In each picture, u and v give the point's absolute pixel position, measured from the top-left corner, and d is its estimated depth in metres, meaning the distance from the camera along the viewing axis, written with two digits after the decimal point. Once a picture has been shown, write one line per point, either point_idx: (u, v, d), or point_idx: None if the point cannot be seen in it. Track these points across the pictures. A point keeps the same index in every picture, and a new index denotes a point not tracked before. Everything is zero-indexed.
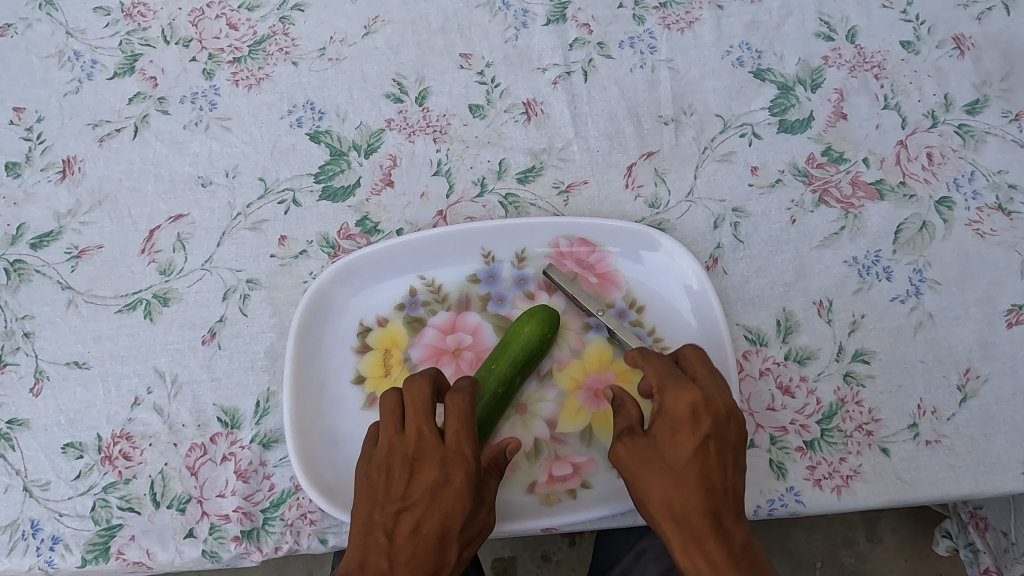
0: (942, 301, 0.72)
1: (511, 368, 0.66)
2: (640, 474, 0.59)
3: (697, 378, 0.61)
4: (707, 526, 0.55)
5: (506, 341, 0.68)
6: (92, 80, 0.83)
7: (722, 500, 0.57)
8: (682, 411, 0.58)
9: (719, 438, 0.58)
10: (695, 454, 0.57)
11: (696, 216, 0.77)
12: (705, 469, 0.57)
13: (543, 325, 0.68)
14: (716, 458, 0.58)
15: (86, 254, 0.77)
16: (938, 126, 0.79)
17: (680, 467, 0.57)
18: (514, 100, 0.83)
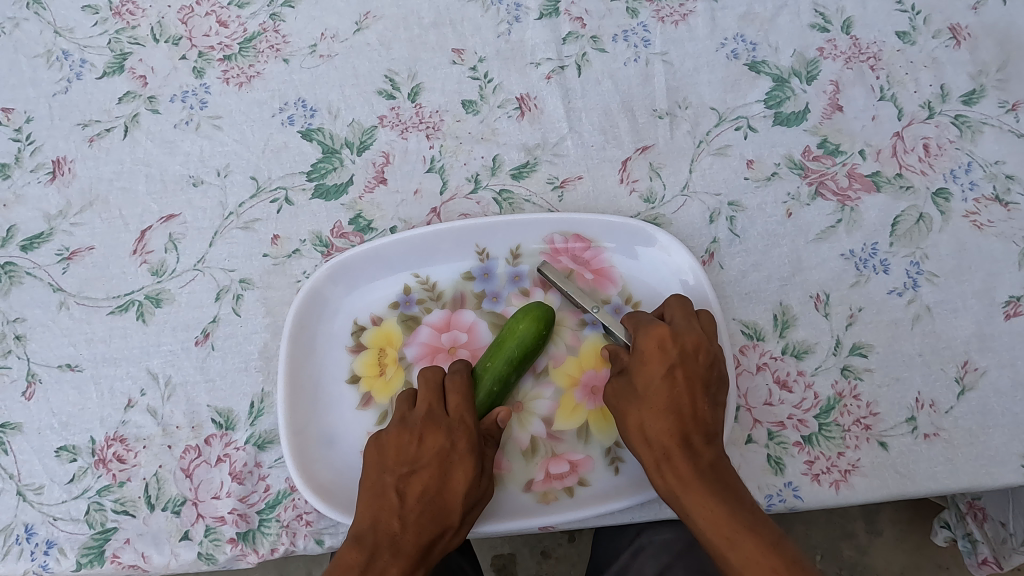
0: (940, 294, 0.72)
1: (508, 366, 0.66)
2: (616, 397, 0.65)
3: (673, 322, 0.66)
4: (677, 448, 0.61)
5: (501, 339, 0.67)
6: (81, 80, 0.82)
7: (693, 426, 0.62)
8: (656, 352, 0.64)
9: (692, 368, 0.63)
10: (666, 382, 0.63)
11: (691, 210, 0.77)
12: (675, 393, 0.63)
13: (539, 322, 0.67)
14: (688, 384, 0.63)
15: (77, 256, 0.76)
16: (934, 117, 0.78)
17: (650, 390, 0.63)
18: (508, 95, 0.82)
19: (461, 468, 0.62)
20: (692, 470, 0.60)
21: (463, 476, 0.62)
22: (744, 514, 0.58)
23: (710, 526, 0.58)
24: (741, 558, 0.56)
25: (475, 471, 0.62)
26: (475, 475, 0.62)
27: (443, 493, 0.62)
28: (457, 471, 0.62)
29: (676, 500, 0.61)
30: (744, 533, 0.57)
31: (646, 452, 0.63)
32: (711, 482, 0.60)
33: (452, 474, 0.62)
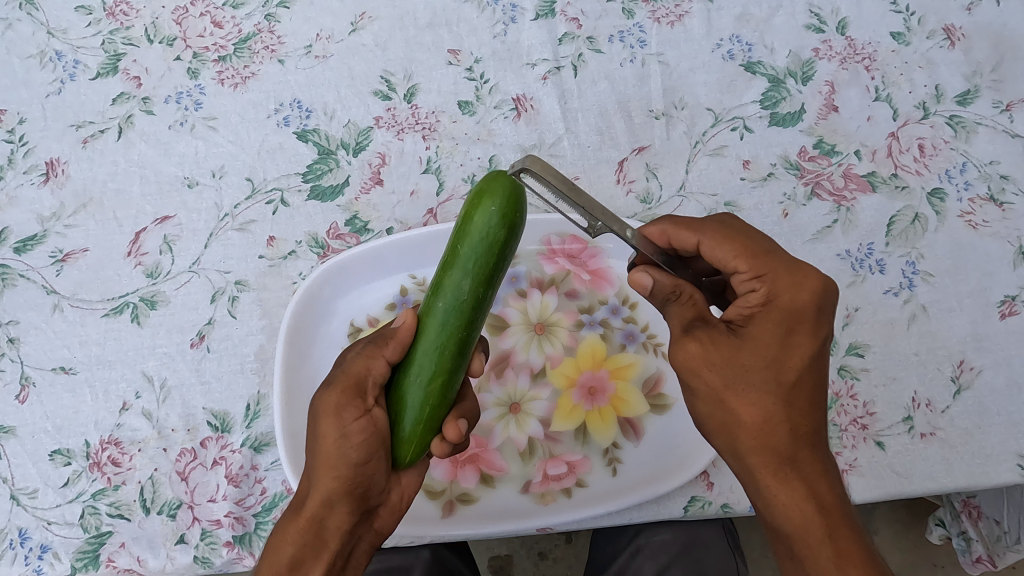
0: (935, 294, 0.72)
1: (468, 275, 0.54)
2: (724, 399, 0.53)
3: (745, 265, 0.54)
4: (786, 462, 0.52)
5: (459, 236, 0.55)
6: (74, 81, 0.82)
7: (807, 434, 0.52)
8: (766, 322, 0.52)
9: (809, 345, 0.52)
10: (787, 372, 0.51)
11: (688, 210, 0.78)
12: (796, 386, 0.52)
13: (493, 214, 0.54)
14: (812, 369, 0.52)
15: (71, 258, 0.76)
16: (929, 117, 0.79)
17: (766, 375, 0.52)
18: (504, 96, 0.82)
19: (326, 429, 0.56)
20: (808, 491, 0.52)
21: (331, 435, 0.55)
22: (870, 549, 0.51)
23: (849, 570, 0.50)
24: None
25: (340, 427, 0.55)
26: (348, 433, 0.55)
27: (315, 464, 0.56)
28: (326, 428, 0.56)
29: (788, 525, 0.52)
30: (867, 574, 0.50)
31: (766, 466, 0.53)
32: (839, 515, 0.51)
33: (320, 438, 0.56)
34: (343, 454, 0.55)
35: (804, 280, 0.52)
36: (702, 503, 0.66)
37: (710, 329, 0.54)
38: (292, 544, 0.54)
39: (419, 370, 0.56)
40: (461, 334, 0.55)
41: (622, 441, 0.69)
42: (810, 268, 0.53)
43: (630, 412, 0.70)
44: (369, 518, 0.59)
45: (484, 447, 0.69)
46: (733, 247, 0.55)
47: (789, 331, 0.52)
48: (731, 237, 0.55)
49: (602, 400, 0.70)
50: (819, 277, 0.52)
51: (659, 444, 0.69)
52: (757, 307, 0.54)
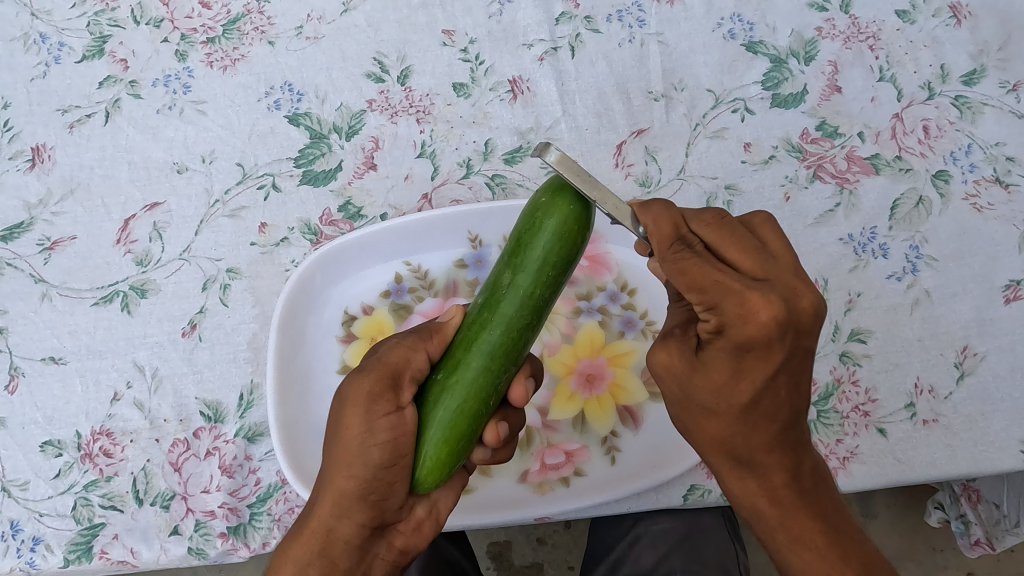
0: (939, 278, 0.71)
1: (529, 280, 0.53)
2: (690, 411, 0.51)
3: (695, 298, 0.46)
4: (744, 465, 0.50)
5: (522, 243, 0.54)
6: (60, 64, 0.80)
7: (766, 443, 0.49)
8: (718, 350, 0.46)
9: (761, 370, 0.45)
10: (740, 394, 0.47)
11: (688, 194, 0.76)
12: (750, 406, 0.47)
13: (555, 222, 0.53)
14: (769, 387, 0.46)
15: (59, 246, 0.74)
16: (934, 98, 0.77)
17: (716, 397, 0.48)
18: (499, 77, 0.80)
19: (351, 421, 0.52)
20: (764, 489, 0.51)
21: (356, 429, 0.52)
22: (832, 536, 0.51)
23: (804, 553, 0.51)
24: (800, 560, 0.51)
25: (368, 421, 0.52)
26: (374, 428, 0.52)
27: (335, 468, 0.52)
28: (352, 422, 0.52)
29: (749, 511, 0.53)
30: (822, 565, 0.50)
31: (725, 466, 0.52)
32: (793, 508, 0.51)
33: (342, 432, 0.53)
34: (367, 453, 0.52)
35: (756, 310, 0.43)
36: (701, 491, 0.66)
37: (683, 341, 0.50)
38: (294, 562, 0.51)
39: (461, 375, 0.54)
40: (512, 343, 0.54)
41: (621, 429, 0.68)
42: (763, 297, 0.43)
43: (629, 400, 0.69)
44: (386, 533, 0.56)
45: None
46: (683, 281, 0.46)
47: (741, 356, 0.45)
48: (685, 268, 0.46)
49: (600, 387, 0.69)
50: (774, 312, 0.43)
51: (658, 431, 0.68)
52: (713, 333, 0.46)
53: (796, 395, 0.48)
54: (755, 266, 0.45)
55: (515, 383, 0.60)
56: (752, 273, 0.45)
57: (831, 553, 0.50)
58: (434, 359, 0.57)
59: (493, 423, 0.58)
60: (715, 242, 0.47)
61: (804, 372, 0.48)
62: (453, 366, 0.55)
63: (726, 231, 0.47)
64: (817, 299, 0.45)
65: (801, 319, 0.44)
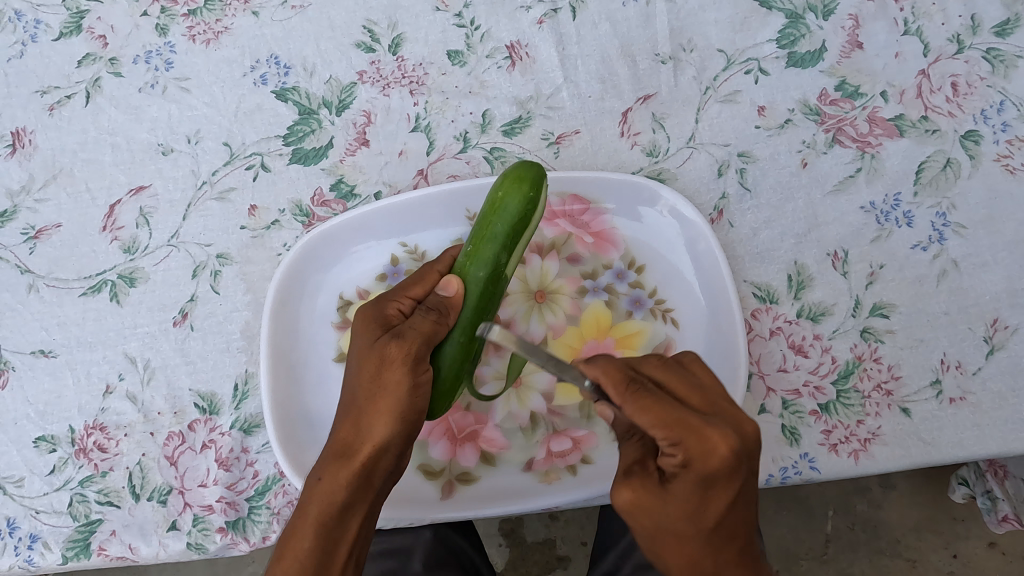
0: (968, 247, 0.66)
1: (493, 251, 0.58)
2: (659, 544, 0.50)
3: (661, 432, 0.46)
4: None
5: (510, 224, 0.58)
6: (36, 42, 0.76)
7: (731, 561, 0.50)
8: (684, 482, 0.47)
9: (725, 495, 0.47)
10: (708, 518, 0.48)
11: (698, 163, 0.72)
12: (716, 529, 0.48)
13: (512, 198, 0.58)
14: (732, 508, 0.48)
15: (44, 234, 0.72)
16: (964, 51, 0.71)
17: (688, 523, 0.48)
18: (496, 43, 0.75)
19: (396, 375, 0.54)
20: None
21: (400, 380, 0.54)
22: None
23: None
24: None
25: (413, 377, 0.54)
26: (418, 381, 0.54)
27: (371, 404, 0.54)
28: (390, 370, 0.54)
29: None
30: None
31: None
32: None
33: (384, 379, 0.54)
34: (411, 401, 0.54)
35: (715, 445, 0.45)
36: None
37: (644, 477, 0.49)
38: (333, 496, 0.52)
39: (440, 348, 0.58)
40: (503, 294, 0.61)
41: None
42: (720, 433, 0.45)
43: None
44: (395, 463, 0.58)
45: (485, 425, 0.65)
46: (648, 416, 0.46)
47: (707, 486, 0.46)
48: (647, 405, 0.47)
49: None
50: (731, 444, 0.45)
51: None
52: (677, 467, 0.47)
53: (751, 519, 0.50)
54: (701, 400, 0.49)
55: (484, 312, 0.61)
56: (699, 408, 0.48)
57: None
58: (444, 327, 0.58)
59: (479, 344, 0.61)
60: (664, 380, 0.50)
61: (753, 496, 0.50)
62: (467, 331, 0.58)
63: (672, 370, 0.50)
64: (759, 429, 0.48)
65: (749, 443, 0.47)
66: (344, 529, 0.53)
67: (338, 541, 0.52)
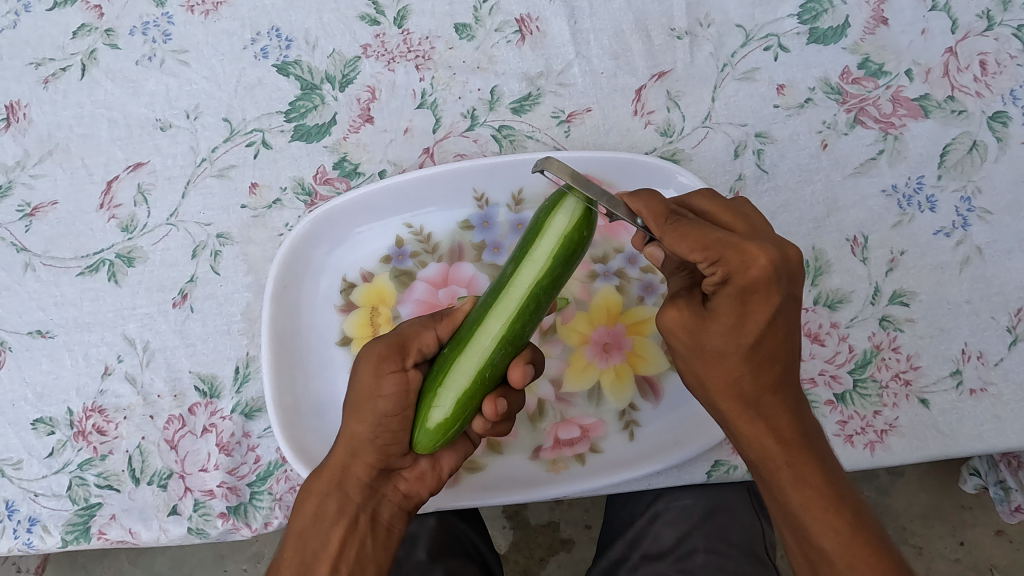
0: (992, 234, 0.64)
1: (528, 276, 0.50)
2: (699, 362, 0.53)
3: (700, 253, 0.48)
4: (749, 411, 0.52)
5: (534, 230, 0.51)
6: (30, 12, 0.73)
7: (768, 380, 0.51)
8: (725, 296, 0.49)
9: (764, 309, 0.49)
10: (749, 333, 0.49)
11: (714, 143, 0.69)
12: (756, 345, 0.50)
13: (562, 218, 0.49)
14: (770, 330, 0.50)
15: (40, 212, 0.70)
16: (994, 28, 0.68)
17: (734, 337, 0.50)
18: (506, 16, 0.73)
19: (362, 379, 0.55)
20: (770, 431, 0.51)
21: (365, 385, 0.54)
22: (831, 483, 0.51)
23: (811, 500, 0.50)
24: (841, 542, 0.49)
25: (373, 381, 0.54)
26: (380, 385, 0.54)
27: (351, 415, 0.55)
28: (363, 376, 0.55)
29: (757, 468, 0.53)
30: (826, 497, 0.50)
31: (734, 410, 0.52)
32: (805, 461, 0.51)
33: (355, 384, 0.55)
34: (375, 407, 0.54)
35: (753, 255, 0.47)
36: (726, 468, 0.62)
37: (688, 298, 0.53)
38: (316, 495, 0.56)
39: (452, 371, 0.52)
40: (516, 323, 0.50)
41: (639, 402, 0.64)
42: (758, 247, 0.47)
43: (648, 370, 0.64)
44: (392, 476, 0.58)
45: None
46: (688, 239, 0.48)
47: (750, 296, 0.49)
48: (687, 231, 0.49)
49: (616, 357, 0.65)
50: (771, 257, 0.48)
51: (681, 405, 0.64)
52: (719, 283, 0.49)
53: (791, 339, 0.51)
54: (744, 226, 0.51)
55: (512, 366, 0.54)
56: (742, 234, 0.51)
57: (859, 522, 0.50)
58: (443, 340, 0.55)
59: (492, 397, 0.53)
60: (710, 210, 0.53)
61: (795, 320, 0.51)
62: (484, 358, 0.51)
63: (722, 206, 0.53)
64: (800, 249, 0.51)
65: (792, 268, 0.50)
66: (322, 537, 0.55)
67: (317, 550, 0.55)
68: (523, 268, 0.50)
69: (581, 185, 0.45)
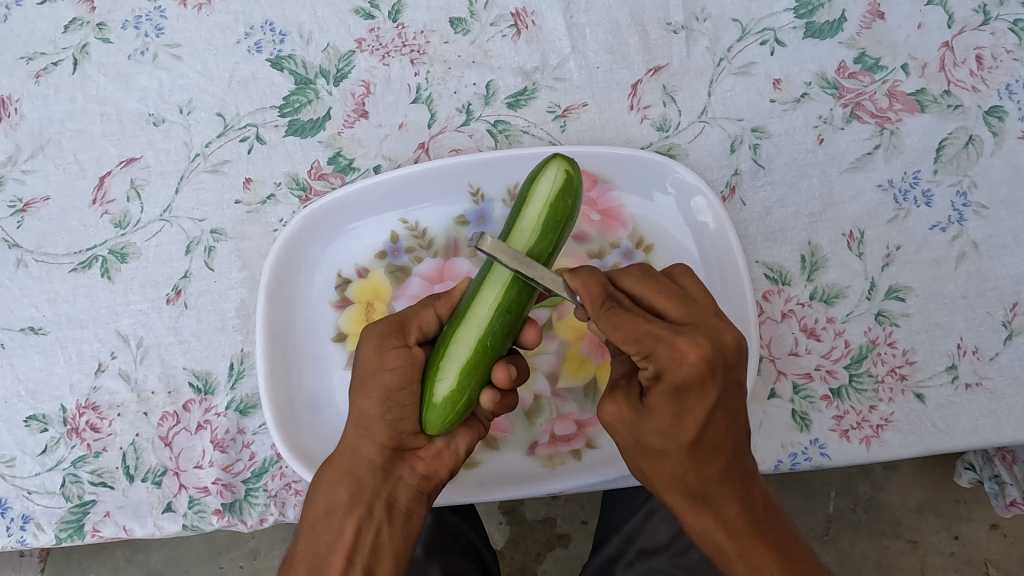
0: (988, 229, 0.64)
1: (519, 241, 0.50)
2: (643, 455, 0.53)
3: (632, 348, 0.48)
4: (696, 500, 0.52)
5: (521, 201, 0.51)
6: (21, 6, 0.73)
7: (712, 473, 0.51)
8: (659, 396, 0.49)
9: (701, 407, 0.48)
10: (686, 432, 0.49)
11: (710, 138, 0.69)
12: (696, 442, 0.49)
13: (546, 183, 0.50)
14: (709, 424, 0.49)
15: (32, 208, 0.69)
16: (990, 23, 0.68)
17: (671, 435, 0.49)
18: (501, 10, 0.72)
19: (365, 356, 0.54)
20: (716, 520, 0.52)
21: (369, 361, 0.54)
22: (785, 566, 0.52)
23: None
24: None
25: (377, 355, 0.54)
26: (384, 358, 0.53)
27: (358, 392, 0.54)
28: (367, 352, 0.54)
29: (710, 551, 0.54)
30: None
31: (679, 502, 0.53)
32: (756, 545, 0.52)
33: (359, 362, 0.55)
34: (380, 381, 0.53)
35: (682, 352, 0.46)
36: None
37: (627, 390, 0.52)
38: (328, 483, 0.55)
39: (453, 345, 0.51)
40: (512, 288, 0.49)
41: None
42: (687, 341, 0.46)
43: None
44: (406, 456, 0.56)
45: None
46: (620, 333, 0.48)
47: (684, 394, 0.48)
48: (619, 322, 0.48)
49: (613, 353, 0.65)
50: (702, 352, 0.46)
51: None
52: (652, 379, 0.49)
53: (734, 428, 0.51)
54: (679, 311, 0.49)
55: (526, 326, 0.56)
56: (678, 319, 0.49)
57: None
58: (443, 318, 0.55)
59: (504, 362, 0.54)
60: (643, 292, 0.51)
61: (740, 403, 0.50)
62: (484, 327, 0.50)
63: (653, 282, 0.51)
64: (739, 334, 0.49)
65: (729, 358, 0.48)
66: (337, 528, 0.54)
67: (332, 541, 0.54)
68: (512, 237, 0.50)
69: (518, 264, 0.46)
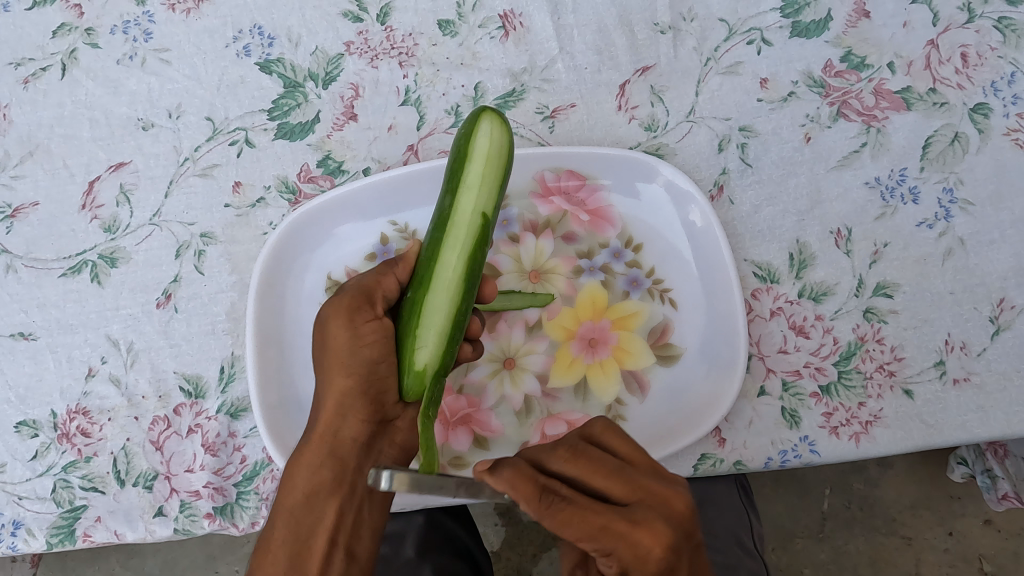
0: (974, 225, 0.64)
1: (467, 200, 0.51)
2: None
3: (589, 545, 0.42)
4: None
5: (459, 160, 0.52)
6: (9, 12, 0.73)
7: None
8: None
9: None
10: None
11: (698, 137, 0.69)
12: None
13: (482, 140, 0.51)
14: None
15: (21, 213, 0.69)
16: (974, 20, 0.68)
17: None
18: (489, 12, 0.72)
19: (336, 333, 0.54)
20: None
21: (342, 337, 0.53)
22: None
23: None
24: None
25: (351, 329, 0.53)
26: (360, 334, 0.53)
27: (333, 368, 0.54)
28: (337, 329, 0.54)
29: None
30: None
31: None
32: None
33: (330, 338, 0.54)
34: (358, 356, 0.53)
35: (648, 542, 0.41)
36: (713, 461, 0.62)
37: None
38: (308, 466, 0.53)
39: (422, 310, 0.51)
40: (472, 246, 0.51)
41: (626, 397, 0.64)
42: (648, 530, 0.41)
43: (633, 363, 0.65)
44: (384, 428, 0.57)
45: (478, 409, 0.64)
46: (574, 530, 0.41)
47: None
48: (568, 518, 0.41)
49: (602, 352, 0.65)
50: (665, 543, 0.41)
51: (668, 399, 0.64)
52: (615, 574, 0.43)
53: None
54: (622, 489, 0.43)
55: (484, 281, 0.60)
56: (621, 499, 0.42)
57: None
58: (404, 283, 0.56)
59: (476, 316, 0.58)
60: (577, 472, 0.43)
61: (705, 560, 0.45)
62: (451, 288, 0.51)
63: (584, 459, 0.44)
64: (685, 493, 0.43)
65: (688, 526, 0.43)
66: (319, 513, 0.53)
67: (315, 525, 0.53)
68: (461, 197, 0.51)
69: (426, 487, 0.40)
